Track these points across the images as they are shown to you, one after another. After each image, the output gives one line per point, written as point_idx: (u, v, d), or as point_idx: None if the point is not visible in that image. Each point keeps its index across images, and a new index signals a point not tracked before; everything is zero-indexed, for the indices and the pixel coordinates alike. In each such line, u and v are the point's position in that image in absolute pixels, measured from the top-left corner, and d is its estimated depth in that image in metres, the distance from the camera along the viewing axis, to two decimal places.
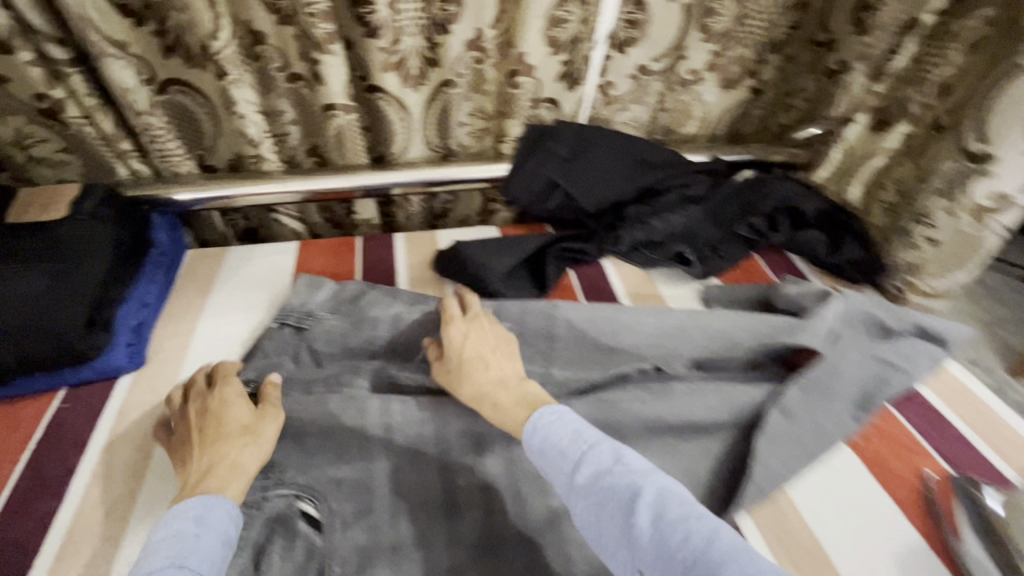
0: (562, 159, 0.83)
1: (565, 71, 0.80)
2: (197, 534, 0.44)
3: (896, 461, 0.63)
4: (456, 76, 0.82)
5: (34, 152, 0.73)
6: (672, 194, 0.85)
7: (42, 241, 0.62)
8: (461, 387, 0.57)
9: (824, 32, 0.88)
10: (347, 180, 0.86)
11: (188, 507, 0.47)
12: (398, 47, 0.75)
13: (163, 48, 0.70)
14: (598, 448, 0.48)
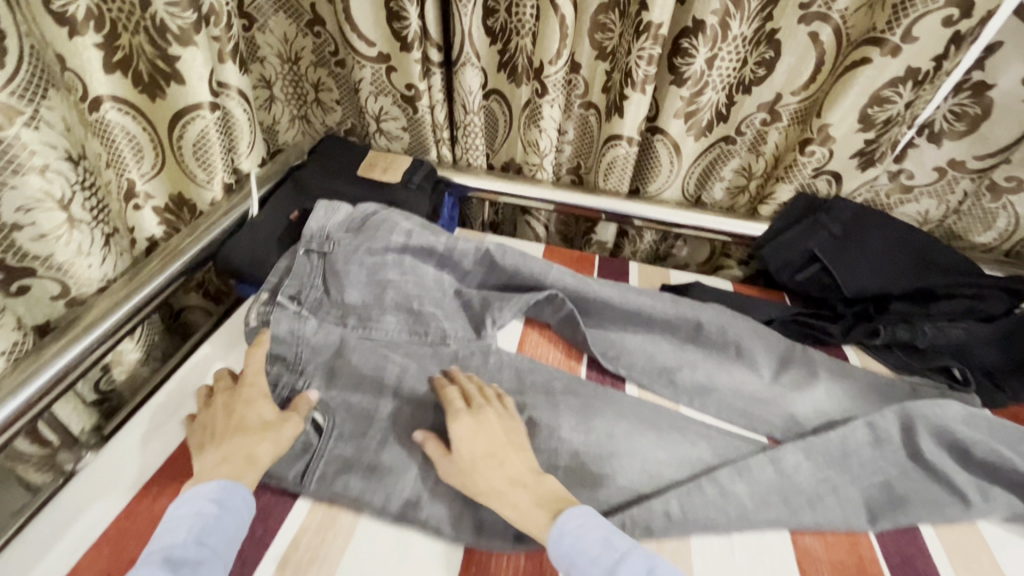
0: (831, 235, 0.79)
1: (865, 150, 0.77)
2: (217, 515, 0.49)
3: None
4: (738, 134, 0.85)
5: (383, 126, 0.92)
6: (957, 304, 0.75)
7: (381, 196, 0.84)
8: (473, 494, 0.53)
9: None
10: (602, 203, 0.92)
11: (207, 488, 0.51)
12: (698, 99, 0.79)
13: (500, 65, 0.86)
14: (630, 559, 0.47)
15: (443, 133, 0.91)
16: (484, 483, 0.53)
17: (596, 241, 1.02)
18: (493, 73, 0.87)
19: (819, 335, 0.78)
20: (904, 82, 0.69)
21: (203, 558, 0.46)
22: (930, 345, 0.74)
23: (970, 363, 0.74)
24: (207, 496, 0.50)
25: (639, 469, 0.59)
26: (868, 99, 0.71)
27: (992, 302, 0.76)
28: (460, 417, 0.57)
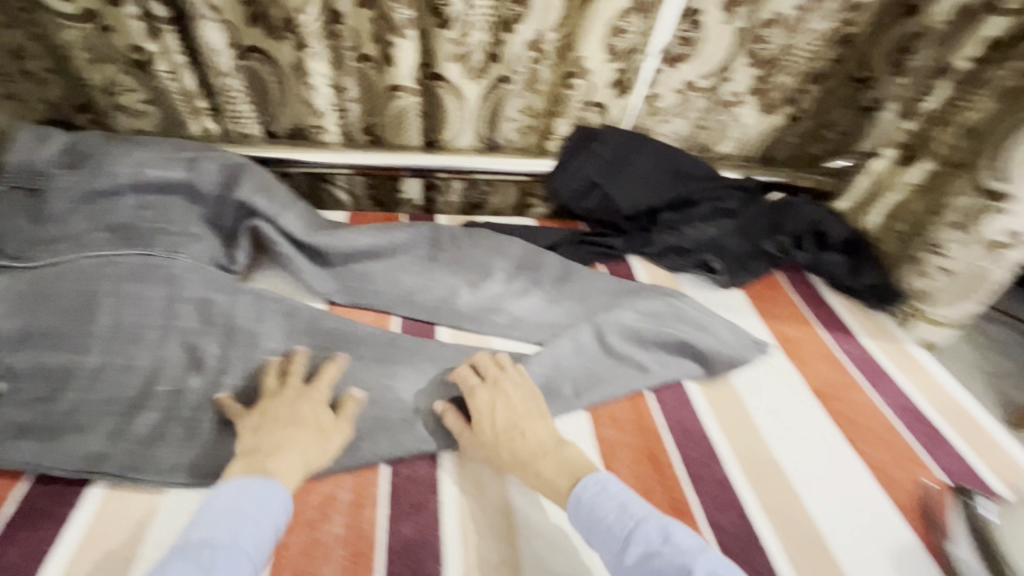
0: (604, 161, 0.88)
1: (620, 81, 0.87)
2: (249, 516, 0.46)
3: (898, 470, 0.64)
4: (513, 73, 0.85)
5: (120, 100, 0.80)
6: (706, 206, 0.89)
7: None
8: (500, 455, 0.57)
9: (864, 70, 0.91)
10: (396, 158, 0.91)
11: (245, 485, 0.48)
12: (466, 41, 0.81)
13: (251, 15, 0.74)
14: (643, 526, 0.47)
15: (198, 102, 0.81)
16: (283, 451, 0.53)
17: (406, 199, 0.99)
18: (242, 26, 0.75)
19: (606, 250, 0.89)
20: (634, 14, 0.79)
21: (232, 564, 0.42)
22: (690, 243, 0.87)
23: (724, 254, 0.87)
24: (244, 493, 0.47)
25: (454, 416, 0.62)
26: (605, 30, 0.81)
27: (726, 199, 0.91)
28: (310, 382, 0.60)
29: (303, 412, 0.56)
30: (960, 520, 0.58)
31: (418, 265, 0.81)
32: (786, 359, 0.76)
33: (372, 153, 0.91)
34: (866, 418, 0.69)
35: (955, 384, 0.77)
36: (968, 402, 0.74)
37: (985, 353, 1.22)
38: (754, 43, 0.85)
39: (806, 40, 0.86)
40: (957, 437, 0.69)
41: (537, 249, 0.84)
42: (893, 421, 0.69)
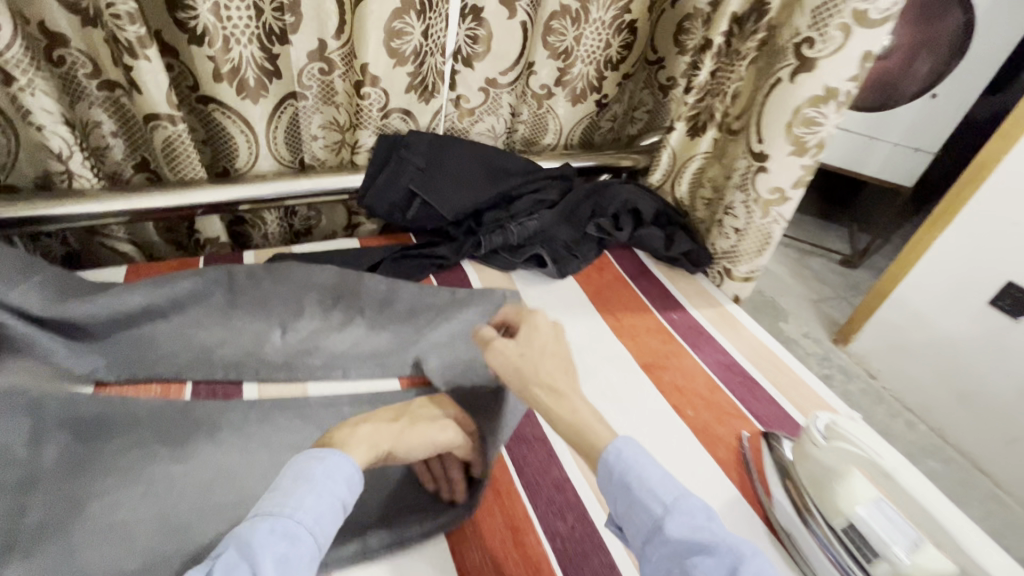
0: (417, 167, 0.89)
1: (415, 82, 0.87)
2: (321, 490, 0.50)
3: (720, 428, 0.79)
4: (303, 87, 0.85)
5: None
6: (525, 200, 0.95)
7: None
8: (538, 365, 0.61)
9: (654, 52, 1.12)
10: (179, 198, 0.79)
11: (325, 455, 0.52)
12: (228, 54, 0.76)
13: None
14: (688, 499, 0.50)
15: None
16: (371, 434, 0.57)
17: (208, 238, 0.91)
18: None
19: (438, 260, 0.91)
20: (408, 14, 0.79)
21: (292, 541, 0.46)
22: (521, 237, 0.93)
23: (555, 245, 0.96)
24: (300, 474, 0.50)
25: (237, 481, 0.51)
26: (382, 32, 0.79)
27: (548, 190, 0.99)
28: (433, 407, 0.65)
29: (425, 413, 0.63)
30: (773, 469, 0.72)
31: (216, 316, 0.72)
32: (625, 346, 0.87)
33: (144, 193, 0.78)
34: (690, 381, 0.84)
35: (771, 338, 0.96)
36: (787, 358, 0.92)
37: (780, 292, 1.93)
38: (547, 34, 0.97)
39: (594, 27, 0.99)
40: (778, 394, 0.85)
41: (354, 273, 0.80)
42: (716, 383, 0.85)
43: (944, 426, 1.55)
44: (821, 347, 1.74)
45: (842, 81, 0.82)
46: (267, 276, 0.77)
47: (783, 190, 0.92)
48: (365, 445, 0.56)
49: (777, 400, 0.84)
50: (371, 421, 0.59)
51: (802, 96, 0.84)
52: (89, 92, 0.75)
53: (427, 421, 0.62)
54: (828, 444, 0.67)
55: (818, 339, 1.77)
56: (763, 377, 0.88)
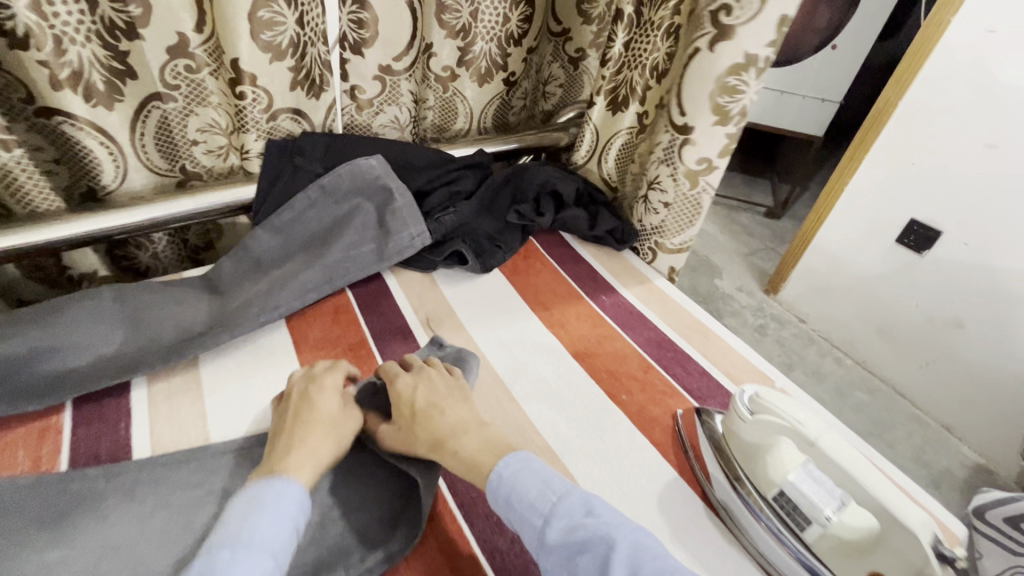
0: (444, 157, 0.91)
1: (462, 58, 0.94)
2: (540, 481, 0.50)
3: (655, 407, 0.69)
4: (364, 82, 0.89)
5: None
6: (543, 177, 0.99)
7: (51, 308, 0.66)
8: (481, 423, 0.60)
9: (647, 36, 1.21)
10: (236, 193, 0.84)
11: (506, 466, 0.52)
12: (303, 61, 0.78)
13: (38, 61, 0.65)
14: (567, 499, 0.48)
15: None
16: (321, 451, 0.54)
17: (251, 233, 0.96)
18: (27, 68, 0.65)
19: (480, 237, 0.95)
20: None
21: (255, 562, 0.42)
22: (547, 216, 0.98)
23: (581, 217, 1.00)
24: (259, 498, 0.46)
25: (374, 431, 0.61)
26: (435, 7, 0.85)
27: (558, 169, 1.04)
28: (329, 373, 0.62)
29: (323, 407, 0.57)
30: (704, 440, 0.63)
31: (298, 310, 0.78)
32: (538, 318, 0.81)
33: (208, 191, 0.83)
34: (622, 363, 0.74)
35: (704, 309, 0.85)
36: (726, 334, 0.81)
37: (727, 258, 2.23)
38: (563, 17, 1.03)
39: None
40: (713, 367, 0.75)
41: (423, 258, 0.85)
42: (647, 361, 0.75)
43: (868, 361, 1.88)
44: (753, 298, 2.08)
45: (760, 48, 0.72)
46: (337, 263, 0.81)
47: (710, 158, 0.82)
48: (316, 444, 0.54)
49: (709, 371, 0.74)
50: (309, 431, 0.55)
51: (723, 65, 0.74)
52: (149, 83, 0.75)
53: (325, 425, 0.56)
54: (754, 417, 0.56)
55: (752, 292, 2.10)
56: (692, 348, 0.77)
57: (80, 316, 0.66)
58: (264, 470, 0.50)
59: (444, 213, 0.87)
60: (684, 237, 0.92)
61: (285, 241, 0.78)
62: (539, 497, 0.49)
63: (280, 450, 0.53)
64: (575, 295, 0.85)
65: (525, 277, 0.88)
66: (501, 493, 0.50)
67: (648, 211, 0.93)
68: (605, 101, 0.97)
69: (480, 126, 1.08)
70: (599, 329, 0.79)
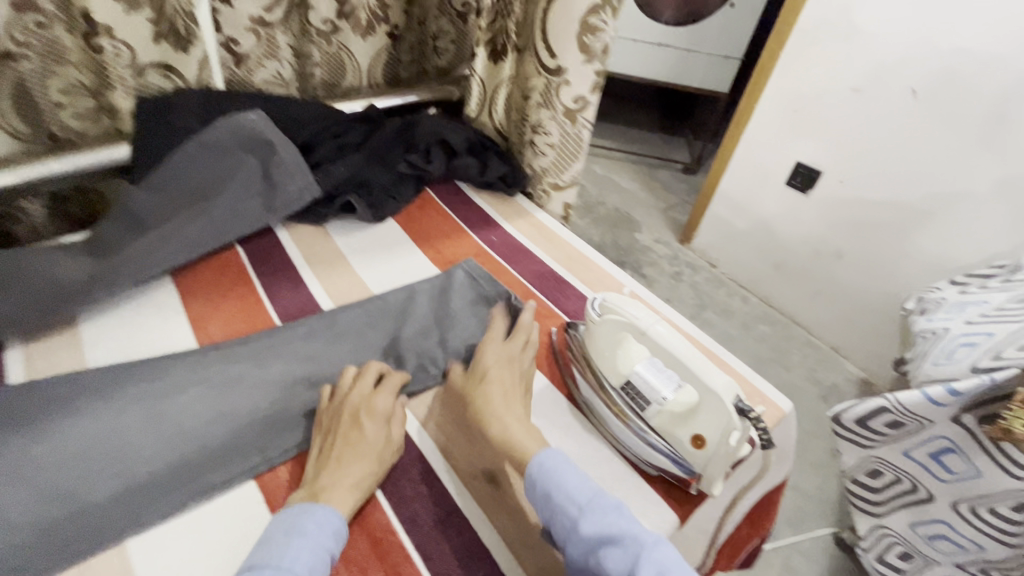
0: (325, 111, 0.92)
1: (342, 11, 0.94)
2: (581, 476, 0.51)
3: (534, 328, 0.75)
4: (239, 36, 0.88)
5: None
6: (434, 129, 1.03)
7: None
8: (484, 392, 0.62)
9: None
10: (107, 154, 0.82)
11: (543, 457, 0.53)
12: (166, 12, 0.77)
13: None
14: (601, 498, 0.49)
15: None
16: (355, 474, 0.54)
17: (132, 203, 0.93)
18: None
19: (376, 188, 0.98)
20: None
21: None
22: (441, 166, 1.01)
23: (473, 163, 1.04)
24: (299, 518, 0.49)
25: (263, 362, 0.64)
26: None
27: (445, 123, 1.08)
28: (382, 394, 0.60)
29: (369, 436, 0.56)
30: (569, 350, 0.69)
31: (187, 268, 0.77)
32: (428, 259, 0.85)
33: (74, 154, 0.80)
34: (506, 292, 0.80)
35: (585, 243, 0.92)
36: (602, 262, 0.88)
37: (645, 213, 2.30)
38: None
39: None
40: (589, 290, 0.82)
41: (315, 209, 0.86)
42: (529, 289, 0.81)
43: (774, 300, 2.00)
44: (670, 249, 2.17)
45: None
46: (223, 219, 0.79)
47: (583, 96, 0.90)
48: (355, 474, 0.54)
49: (585, 294, 0.81)
50: (342, 460, 0.54)
51: (582, 6, 0.81)
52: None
53: (366, 453, 0.55)
54: (602, 318, 0.63)
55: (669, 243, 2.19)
56: (572, 276, 0.84)
57: None
58: (306, 495, 0.52)
59: (333, 165, 0.88)
60: (573, 171, 0.99)
61: (165, 196, 0.76)
62: (575, 489, 0.50)
63: (330, 473, 0.54)
64: (465, 235, 0.90)
65: (417, 224, 0.91)
66: (540, 480, 0.51)
67: (536, 154, 0.98)
68: (487, 52, 0.99)
69: (371, 81, 1.09)
70: (488, 266, 0.85)
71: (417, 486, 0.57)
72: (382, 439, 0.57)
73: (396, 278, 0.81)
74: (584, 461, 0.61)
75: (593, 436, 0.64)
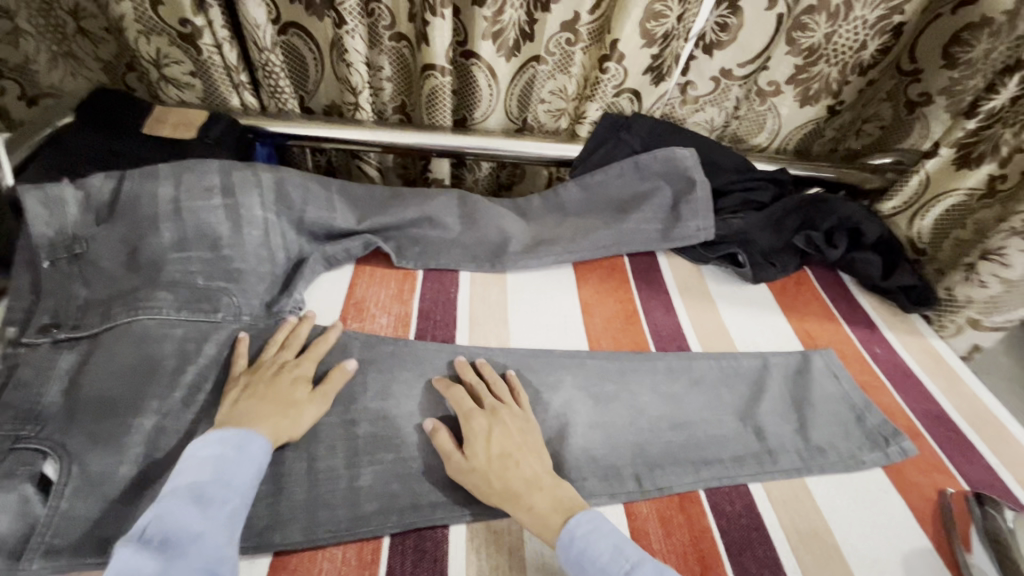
0: (741, 164, 0.93)
1: (796, 76, 0.95)
2: (610, 543, 0.47)
3: (918, 474, 0.63)
4: (698, 81, 0.97)
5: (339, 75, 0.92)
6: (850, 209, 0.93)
7: (417, 193, 0.85)
8: (488, 486, 0.52)
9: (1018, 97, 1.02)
10: (548, 146, 0.99)
11: (578, 521, 0.49)
12: (662, 52, 0.90)
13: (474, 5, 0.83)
14: (640, 568, 0.46)
15: (383, 87, 0.95)
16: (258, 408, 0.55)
17: (537, 184, 1.12)
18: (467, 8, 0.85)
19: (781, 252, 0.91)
20: (821, 13, 0.86)
21: (222, 496, 0.47)
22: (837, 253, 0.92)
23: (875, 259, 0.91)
24: (229, 440, 0.50)
25: (635, 370, 0.68)
26: (790, 25, 0.88)
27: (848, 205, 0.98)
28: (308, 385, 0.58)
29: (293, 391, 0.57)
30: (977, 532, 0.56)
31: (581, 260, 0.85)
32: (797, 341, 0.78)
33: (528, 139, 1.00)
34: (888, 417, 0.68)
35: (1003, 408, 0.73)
36: None
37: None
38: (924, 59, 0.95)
39: None
40: (1000, 465, 0.65)
41: (704, 250, 0.88)
42: (918, 427, 0.68)
43: None
44: None
45: None
46: (627, 230, 0.86)
47: None
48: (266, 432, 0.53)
49: (995, 468, 0.64)
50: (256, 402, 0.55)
51: None
52: (536, 47, 0.91)
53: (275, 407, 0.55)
54: None
55: None
56: (978, 437, 0.68)
57: (439, 201, 0.84)
58: None
59: (733, 216, 0.89)
60: (1012, 316, 0.81)
61: (593, 195, 0.89)
62: (591, 552, 0.47)
63: (497, 475, 0.53)
64: (845, 332, 0.81)
65: (793, 301, 0.85)
66: (574, 545, 0.47)
67: (969, 284, 0.82)
68: (952, 154, 0.85)
69: (781, 146, 1.08)
70: (867, 376, 0.74)
71: (762, 570, 0.52)
72: (289, 390, 0.57)
73: (760, 343, 0.77)
74: None
75: None
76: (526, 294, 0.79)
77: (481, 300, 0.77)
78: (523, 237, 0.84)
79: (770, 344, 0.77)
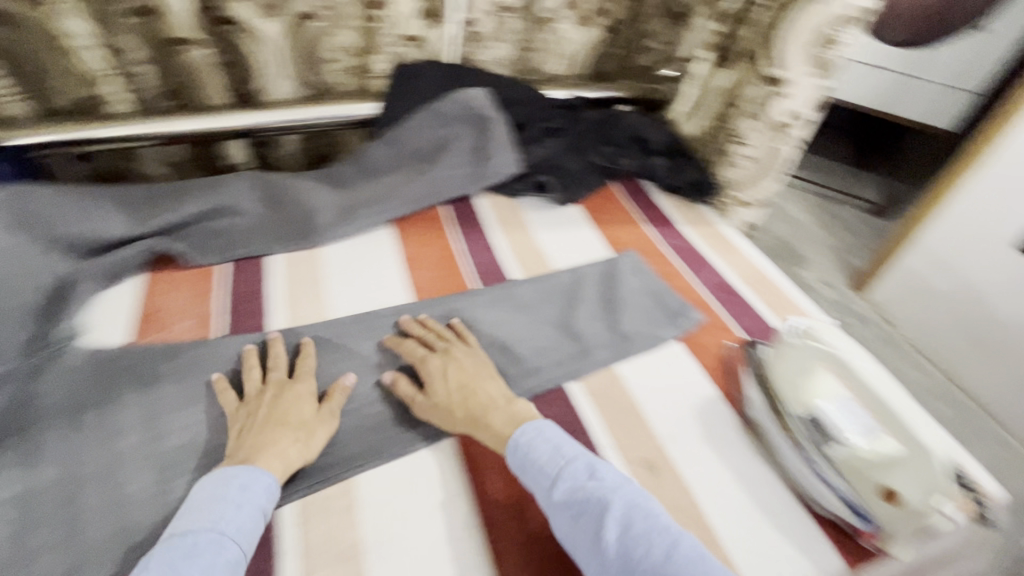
0: (533, 96, 0.98)
1: None
2: (560, 448, 0.51)
3: (704, 336, 0.73)
4: (480, 19, 0.98)
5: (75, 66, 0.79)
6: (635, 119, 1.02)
7: (202, 184, 0.78)
8: None
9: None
10: (338, 109, 0.98)
11: (524, 432, 0.53)
12: None
13: None
14: (574, 462, 0.50)
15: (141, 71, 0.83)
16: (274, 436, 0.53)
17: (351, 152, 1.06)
18: None
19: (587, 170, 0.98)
20: None
21: (218, 546, 0.43)
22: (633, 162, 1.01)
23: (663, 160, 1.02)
24: (234, 481, 0.47)
25: (457, 310, 0.71)
26: None
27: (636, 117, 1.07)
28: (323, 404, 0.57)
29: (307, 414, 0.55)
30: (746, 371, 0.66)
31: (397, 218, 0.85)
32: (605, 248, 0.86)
33: (315, 106, 0.97)
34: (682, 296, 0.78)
35: (773, 267, 0.87)
36: (789, 290, 0.82)
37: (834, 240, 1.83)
38: None
39: None
40: (767, 312, 0.78)
41: (516, 183, 0.92)
42: (705, 298, 0.79)
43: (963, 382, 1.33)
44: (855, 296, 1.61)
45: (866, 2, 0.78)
46: (438, 178, 0.86)
47: (799, 112, 0.87)
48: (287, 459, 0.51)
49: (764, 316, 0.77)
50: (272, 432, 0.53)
51: (828, 15, 0.78)
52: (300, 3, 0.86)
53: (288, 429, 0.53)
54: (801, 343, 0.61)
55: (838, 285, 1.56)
56: (751, 294, 0.81)
57: (231, 186, 0.79)
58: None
59: (535, 145, 0.94)
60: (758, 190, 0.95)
61: (397, 151, 0.88)
62: (536, 458, 0.51)
63: None
64: (646, 233, 0.90)
65: (600, 214, 0.92)
66: (517, 452, 0.52)
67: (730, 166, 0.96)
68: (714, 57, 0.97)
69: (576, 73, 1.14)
70: (665, 266, 0.83)
71: None
72: (304, 422, 0.55)
73: (574, 257, 0.83)
74: (748, 483, 0.58)
75: (759, 460, 0.61)
76: (346, 263, 0.78)
77: (296, 278, 0.74)
78: (332, 206, 0.81)
79: (583, 256, 0.84)
